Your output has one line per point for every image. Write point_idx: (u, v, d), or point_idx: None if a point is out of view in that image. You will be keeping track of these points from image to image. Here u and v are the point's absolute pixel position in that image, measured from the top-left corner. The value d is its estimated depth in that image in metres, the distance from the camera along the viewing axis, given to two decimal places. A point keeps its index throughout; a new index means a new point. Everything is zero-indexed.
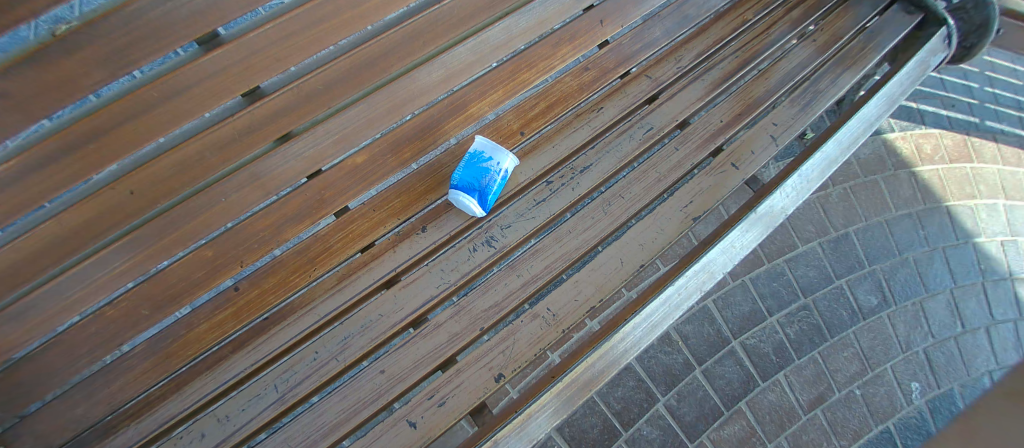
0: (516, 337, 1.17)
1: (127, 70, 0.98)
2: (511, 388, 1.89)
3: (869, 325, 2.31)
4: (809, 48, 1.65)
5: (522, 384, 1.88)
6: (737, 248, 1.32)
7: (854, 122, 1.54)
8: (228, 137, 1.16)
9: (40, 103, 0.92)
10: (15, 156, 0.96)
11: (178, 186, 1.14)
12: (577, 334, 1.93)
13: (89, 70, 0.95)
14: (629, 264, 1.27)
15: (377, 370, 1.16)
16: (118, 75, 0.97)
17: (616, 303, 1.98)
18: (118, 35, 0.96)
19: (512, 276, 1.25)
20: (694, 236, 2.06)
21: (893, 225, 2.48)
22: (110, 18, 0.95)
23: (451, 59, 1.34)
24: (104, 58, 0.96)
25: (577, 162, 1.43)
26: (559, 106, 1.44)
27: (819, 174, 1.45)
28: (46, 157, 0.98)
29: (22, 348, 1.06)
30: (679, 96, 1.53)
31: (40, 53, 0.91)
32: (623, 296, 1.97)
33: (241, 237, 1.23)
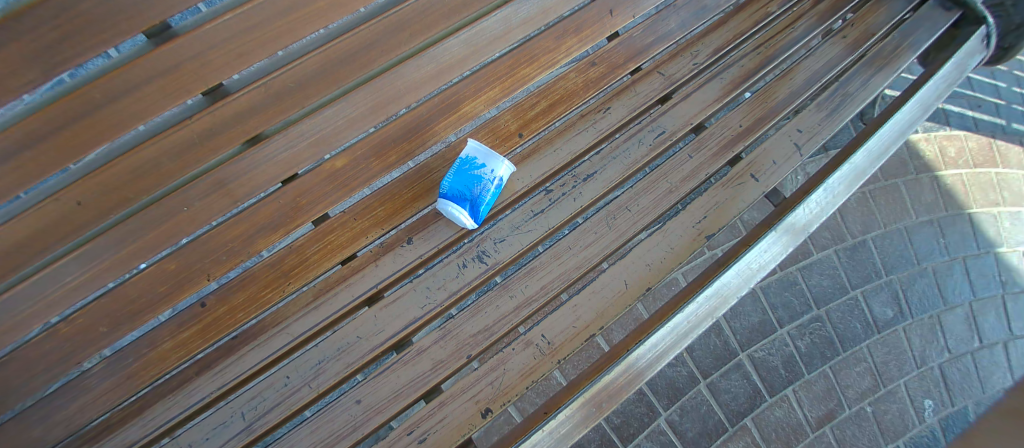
0: (506, 367, 1.06)
1: (65, 67, 0.86)
2: (514, 412, 1.80)
3: (883, 338, 2.20)
4: (837, 45, 1.50)
5: (526, 408, 1.80)
6: (754, 270, 1.20)
7: (886, 130, 1.39)
8: (188, 141, 1.04)
9: None
10: None
11: (133, 196, 1.03)
12: (585, 353, 1.85)
13: (17, 70, 0.83)
14: (634, 287, 1.15)
15: (353, 400, 1.06)
16: (53, 73, 0.85)
17: (626, 320, 1.90)
18: (49, 29, 0.84)
19: (504, 297, 1.13)
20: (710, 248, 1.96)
21: (914, 232, 2.35)
22: (37, 10, 0.83)
23: (442, 53, 1.20)
24: (34, 55, 0.84)
25: (580, 169, 1.30)
26: (562, 106, 1.31)
27: (846, 188, 1.31)
28: None
29: None
30: (694, 97, 1.39)
31: None
32: (639, 318, 1.90)
33: (208, 248, 1.12)
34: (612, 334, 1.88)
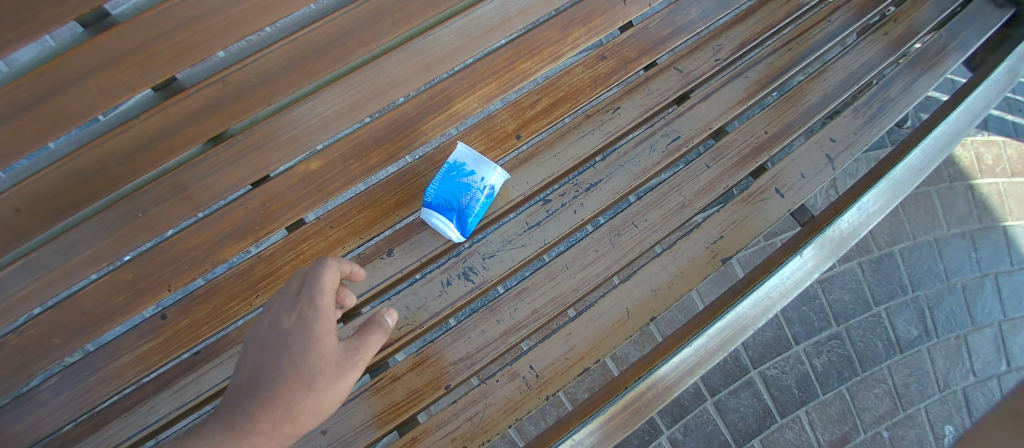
0: (488, 401, 0.96)
1: None
2: (517, 437, 1.67)
3: (905, 359, 2.05)
4: (879, 42, 1.33)
5: (529, 431, 1.68)
6: (772, 300, 1.05)
7: (929, 141, 1.23)
8: (138, 141, 0.94)
9: None
10: None
11: (80, 202, 0.93)
12: (592, 374, 1.72)
13: None
14: (636, 315, 1.03)
15: (318, 430, 0.96)
16: None
17: (639, 341, 1.77)
18: None
19: (490, 321, 1.02)
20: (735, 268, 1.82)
21: (945, 245, 2.17)
22: None
23: (429, 45, 1.07)
24: None
25: (583, 177, 1.17)
26: (565, 105, 1.17)
27: (882, 206, 1.15)
28: None
29: None
30: (715, 98, 1.24)
31: None
32: (653, 341, 1.75)
33: (169, 256, 1.03)
34: (624, 356, 1.75)
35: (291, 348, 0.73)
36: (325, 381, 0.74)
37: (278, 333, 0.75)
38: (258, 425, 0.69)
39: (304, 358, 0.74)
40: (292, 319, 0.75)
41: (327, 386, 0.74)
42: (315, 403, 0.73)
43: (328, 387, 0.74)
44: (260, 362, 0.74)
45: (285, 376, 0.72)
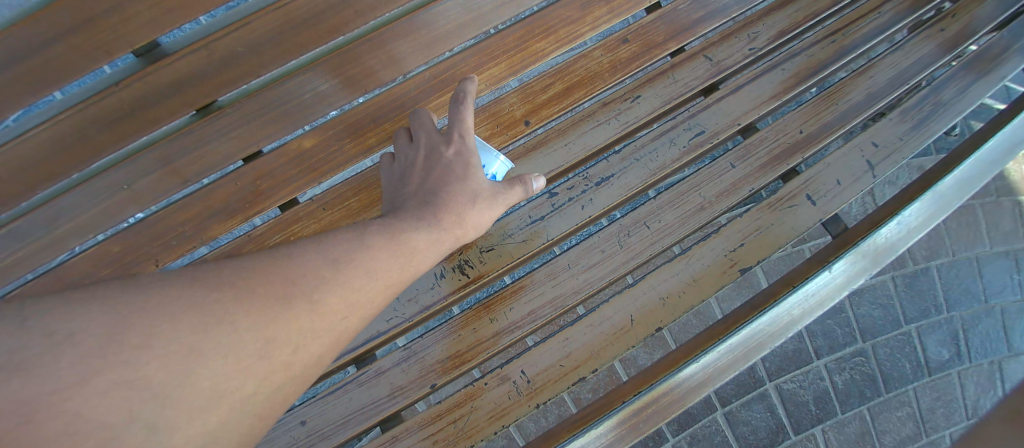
0: (474, 405, 0.90)
1: None
2: (516, 434, 1.63)
3: (933, 382, 1.92)
4: (936, 38, 1.19)
5: (530, 430, 1.63)
6: (793, 317, 0.96)
7: (984, 152, 1.09)
8: (120, 110, 0.89)
9: None
10: None
11: (62, 171, 0.89)
12: (598, 376, 1.65)
13: None
14: (640, 323, 0.95)
15: (298, 421, 0.92)
16: None
17: (650, 345, 1.69)
18: None
19: (483, 320, 0.96)
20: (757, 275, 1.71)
21: (987, 264, 2.01)
22: None
23: (434, 18, 0.99)
24: None
25: (593, 170, 1.08)
26: (580, 90, 1.07)
27: (926, 221, 1.03)
28: None
29: None
30: (747, 91, 1.12)
31: None
32: (665, 347, 1.67)
33: (156, 230, 0.99)
34: (634, 360, 1.67)
35: (439, 193, 0.83)
36: (464, 205, 0.83)
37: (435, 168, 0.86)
38: (379, 251, 0.69)
39: (452, 198, 0.83)
40: (449, 151, 0.87)
41: (463, 226, 0.83)
42: (450, 229, 0.80)
43: (482, 213, 0.85)
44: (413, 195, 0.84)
45: (443, 196, 0.83)
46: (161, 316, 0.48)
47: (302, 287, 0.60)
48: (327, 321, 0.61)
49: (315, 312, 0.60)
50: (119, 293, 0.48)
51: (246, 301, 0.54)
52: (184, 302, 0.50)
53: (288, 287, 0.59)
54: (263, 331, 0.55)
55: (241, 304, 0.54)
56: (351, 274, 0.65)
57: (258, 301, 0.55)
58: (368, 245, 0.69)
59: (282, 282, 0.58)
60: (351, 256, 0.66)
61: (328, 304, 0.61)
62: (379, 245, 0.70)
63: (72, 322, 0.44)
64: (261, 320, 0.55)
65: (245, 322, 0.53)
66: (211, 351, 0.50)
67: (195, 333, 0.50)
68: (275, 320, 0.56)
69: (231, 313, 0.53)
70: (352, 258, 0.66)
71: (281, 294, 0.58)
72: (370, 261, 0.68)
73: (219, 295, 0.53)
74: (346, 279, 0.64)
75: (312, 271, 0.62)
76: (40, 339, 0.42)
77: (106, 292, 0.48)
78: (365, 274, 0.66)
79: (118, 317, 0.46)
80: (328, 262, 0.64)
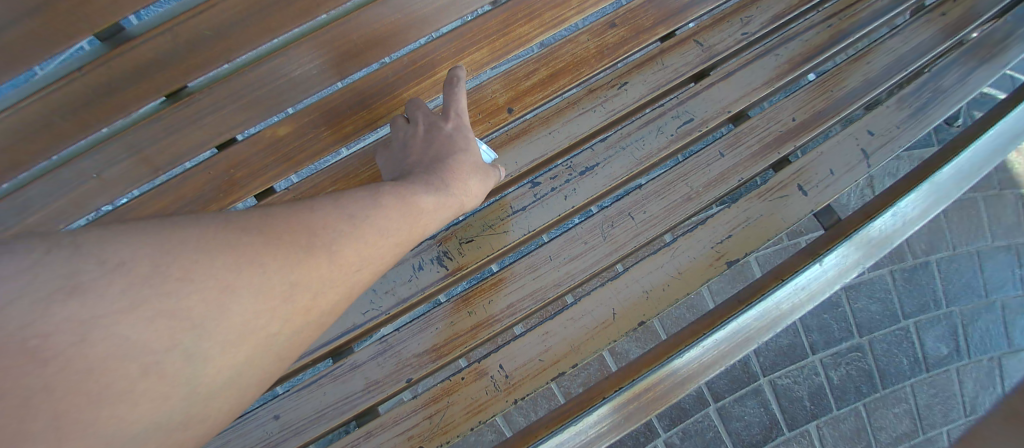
0: (450, 400, 0.87)
1: None
2: (505, 426, 1.61)
3: (930, 379, 1.89)
4: (937, 22, 1.14)
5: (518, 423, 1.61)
6: (781, 312, 0.93)
7: (982, 142, 1.06)
8: (84, 96, 0.86)
9: None
10: None
11: (26, 159, 0.86)
12: (588, 370, 1.63)
13: None
14: (622, 317, 0.92)
15: (271, 415, 0.90)
16: None
17: (640, 337, 1.66)
18: None
19: (461, 313, 0.93)
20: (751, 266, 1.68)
21: (988, 258, 1.97)
22: None
23: (412, 1, 0.95)
24: None
25: (578, 159, 1.04)
26: (565, 76, 1.04)
27: (923, 212, 1.00)
28: None
29: None
30: (738, 77, 1.09)
31: None
32: (656, 339, 1.64)
33: (127, 220, 0.96)
34: (625, 353, 1.65)
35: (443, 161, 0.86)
36: (466, 173, 0.87)
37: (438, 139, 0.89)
38: (388, 211, 0.67)
39: (457, 165, 0.86)
40: (449, 126, 0.91)
41: (466, 192, 0.86)
42: (459, 192, 0.84)
43: (483, 182, 0.90)
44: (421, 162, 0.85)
45: (448, 163, 0.86)
46: (201, 253, 0.46)
47: (323, 238, 0.57)
48: (343, 274, 0.59)
49: (333, 263, 0.57)
50: (152, 227, 0.45)
51: (273, 246, 0.52)
52: (216, 244, 0.47)
53: (309, 238, 0.56)
54: (289, 277, 0.52)
55: (270, 249, 0.51)
56: (364, 228, 0.62)
57: (285, 249, 0.52)
58: (379, 202, 0.67)
59: (303, 230, 0.55)
60: (364, 210, 0.64)
61: (343, 257, 0.58)
62: (391, 206, 0.68)
63: (121, 250, 0.42)
64: (290, 267, 0.52)
65: (271, 266, 0.51)
66: (242, 289, 0.48)
67: (230, 272, 0.47)
68: (298, 268, 0.53)
69: (261, 256, 0.50)
70: (367, 214, 0.64)
71: (303, 242, 0.55)
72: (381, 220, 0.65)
73: (249, 240, 0.50)
74: (360, 233, 0.61)
75: (329, 221, 0.59)
76: (93, 265, 0.39)
77: (144, 229, 0.45)
78: (378, 232, 0.64)
79: (163, 249, 0.44)
80: (345, 216, 0.61)
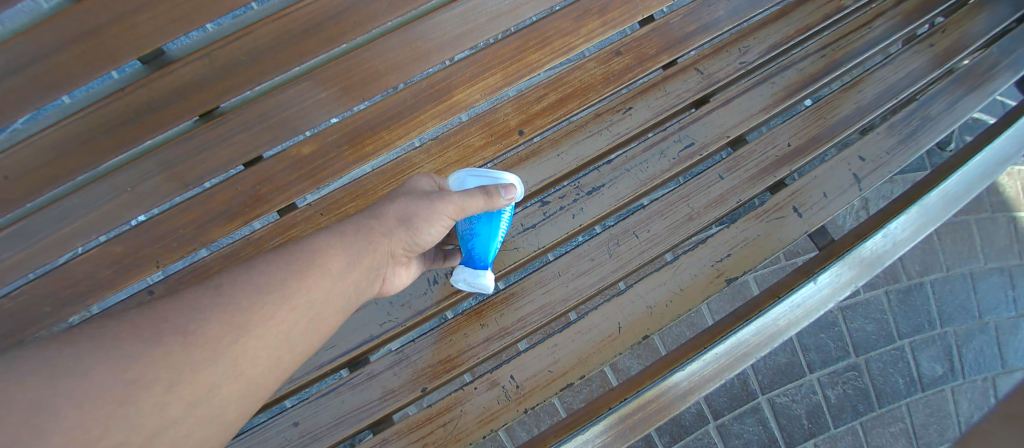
0: (463, 409, 0.91)
1: None
2: (508, 439, 1.63)
3: (926, 398, 1.93)
4: (923, 54, 1.21)
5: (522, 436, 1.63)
6: (780, 328, 0.97)
7: (970, 167, 1.11)
8: (124, 115, 0.92)
9: None
10: None
11: (66, 173, 0.92)
12: (591, 384, 1.66)
13: None
14: (628, 330, 0.96)
15: (291, 422, 0.94)
16: None
17: (640, 352, 1.70)
18: None
19: (474, 325, 0.97)
20: (750, 284, 1.73)
21: (980, 280, 2.02)
22: None
23: (432, 29, 1.02)
24: None
25: (585, 179, 1.10)
26: (573, 101, 1.10)
27: (912, 235, 1.05)
28: None
29: None
30: (736, 104, 1.15)
31: None
32: (656, 355, 1.67)
33: (158, 232, 1.01)
34: (627, 367, 1.68)
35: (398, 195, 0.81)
36: (421, 205, 0.77)
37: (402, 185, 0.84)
38: (352, 240, 0.70)
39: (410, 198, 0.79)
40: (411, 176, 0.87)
41: (426, 225, 0.78)
42: (417, 227, 0.77)
43: (440, 207, 0.77)
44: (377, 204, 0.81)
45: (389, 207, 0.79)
46: (171, 322, 0.50)
47: (288, 275, 0.60)
48: (319, 300, 0.63)
49: (304, 294, 0.61)
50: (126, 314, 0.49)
51: (235, 291, 0.56)
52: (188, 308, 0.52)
53: (267, 276, 0.59)
54: (264, 319, 0.56)
55: (236, 299, 0.55)
56: (327, 260, 0.65)
57: (263, 292, 0.57)
58: (342, 234, 0.70)
59: (264, 277, 0.59)
60: (325, 248, 0.66)
61: (311, 292, 0.62)
62: (354, 236, 0.71)
63: (102, 333, 0.46)
64: (273, 306, 0.57)
65: (238, 311, 0.54)
66: (231, 331, 0.53)
67: (203, 332, 0.51)
68: (270, 305, 0.57)
69: (230, 308, 0.54)
70: (331, 249, 0.67)
71: (266, 285, 0.58)
72: (347, 249, 0.68)
73: (211, 296, 0.54)
74: (324, 266, 0.64)
75: (287, 262, 0.62)
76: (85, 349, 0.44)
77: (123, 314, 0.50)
78: (341, 260, 0.67)
79: (134, 325, 0.48)
80: (304, 254, 0.64)
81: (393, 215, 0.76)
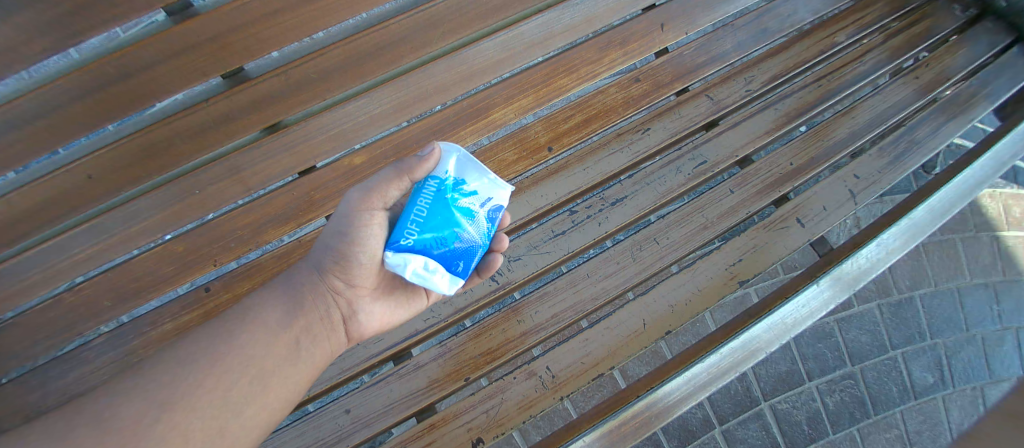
0: (504, 396, 1.02)
1: (75, 40, 0.84)
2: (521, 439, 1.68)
3: (919, 405, 2.03)
4: (908, 85, 1.35)
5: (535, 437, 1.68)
6: (787, 325, 1.08)
7: (953, 185, 1.24)
8: (201, 124, 1.02)
9: None
10: None
11: (145, 175, 1.01)
12: (602, 388, 1.72)
13: (28, 38, 0.82)
14: (651, 327, 1.07)
15: (342, 409, 1.03)
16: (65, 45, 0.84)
17: (645, 356, 1.77)
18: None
19: (511, 321, 1.08)
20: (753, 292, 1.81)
21: (966, 294, 2.14)
22: None
23: (475, 55, 1.14)
24: (47, 24, 0.83)
25: (609, 191, 1.21)
26: (597, 121, 1.22)
27: (903, 244, 1.17)
28: None
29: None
30: (743, 126, 1.28)
31: None
32: (661, 358, 1.75)
33: (217, 233, 1.09)
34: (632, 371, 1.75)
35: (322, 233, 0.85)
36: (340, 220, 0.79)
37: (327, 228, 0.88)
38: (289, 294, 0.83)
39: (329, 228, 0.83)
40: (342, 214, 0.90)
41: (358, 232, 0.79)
42: (340, 247, 0.80)
43: (354, 201, 0.77)
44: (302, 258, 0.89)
45: (336, 244, 0.80)
46: (113, 402, 0.61)
47: (230, 332, 0.74)
48: (263, 349, 0.75)
49: (245, 347, 0.73)
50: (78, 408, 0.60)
51: (191, 365, 0.68)
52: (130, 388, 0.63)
53: (212, 342, 0.72)
54: (209, 378, 0.68)
55: (180, 365, 0.68)
56: (263, 314, 0.78)
57: (196, 358, 0.69)
58: (276, 291, 0.83)
59: (204, 341, 0.72)
60: (258, 304, 0.79)
61: (243, 339, 0.74)
62: (290, 286, 0.84)
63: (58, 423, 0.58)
64: (209, 366, 0.69)
65: (188, 372, 0.67)
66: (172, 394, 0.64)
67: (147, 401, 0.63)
68: (213, 362, 0.70)
69: (175, 373, 0.67)
70: (268, 303, 0.80)
71: (208, 346, 0.71)
72: (285, 303, 0.82)
73: (161, 366, 0.67)
74: (257, 317, 0.77)
75: (226, 320, 0.75)
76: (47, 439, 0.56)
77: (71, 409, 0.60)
78: (278, 310, 0.81)
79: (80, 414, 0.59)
80: (241, 312, 0.77)
81: (317, 252, 0.84)
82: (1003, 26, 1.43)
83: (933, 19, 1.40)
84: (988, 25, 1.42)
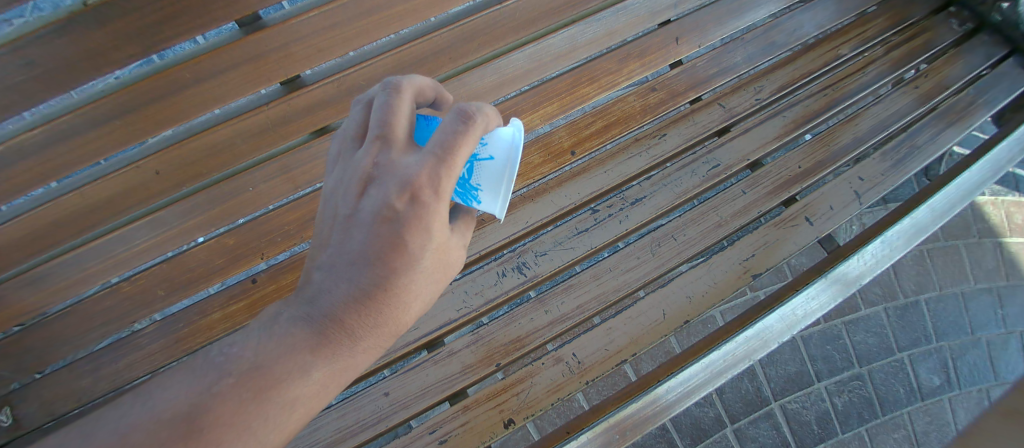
0: (534, 380, 1.12)
1: (158, 48, 0.99)
2: (534, 430, 1.73)
3: (926, 407, 2.08)
4: (909, 95, 1.43)
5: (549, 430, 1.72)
6: (798, 317, 1.17)
7: (952, 188, 1.31)
8: (260, 126, 1.12)
9: (68, 77, 0.94)
10: (69, 112, 1.00)
11: (206, 171, 1.11)
12: (613, 384, 1.78)
13: (120, 46, 0.96)
14: (671, 318, 1.18)
15: (381, 392, 1.10)
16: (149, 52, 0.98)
17: (655, 352, 1.82)
18: (151, 11, 0.96)
19: (539, 311, 1.16)
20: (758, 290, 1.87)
21: (971, 298, 2.19)
22: None
23: (506, 65, 1.23)
24: (136, 34, 0.97)
25: (629, 192, 1.30)
26: (617, 127, 1.29)
27: (906, 242, 1.25)
28: (69, 130, 1.00)
29: (47, 308, 1.07)
30: (753, 132, 1.36)
31: (68, 22, 0.92)
32: (670, 353, 1.81)
33: (266, 228, 1.15)
34: (641, 364, 1.81)
35: (399, 254, 0.56)
36: (444, 276, 0.62)
37: (387, 232, 0.56)
38: (347, 343, 0.59)
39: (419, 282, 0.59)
40: (405, 199, 0.55)
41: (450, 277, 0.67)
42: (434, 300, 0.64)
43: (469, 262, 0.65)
44: (346, 255, 0.58)
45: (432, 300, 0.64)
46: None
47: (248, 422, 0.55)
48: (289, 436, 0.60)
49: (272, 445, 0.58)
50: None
51: None
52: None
53: (223, 434, 0.54)
54: None
55: None
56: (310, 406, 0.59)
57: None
58: (319, 349, 0.59)
59: (213, 425, 0.54)
60: (299, 373, 0.58)
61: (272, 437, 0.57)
62: (352, 329, 0.58)
63: None
64: None
65: None
66: None
67: None
68: None
69: None
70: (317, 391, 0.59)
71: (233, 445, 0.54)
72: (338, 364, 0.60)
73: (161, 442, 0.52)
74: (293, 398, 0.57)
75: (248, 395, 0.56)
76: None
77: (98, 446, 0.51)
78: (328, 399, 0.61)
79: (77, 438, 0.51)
80: (283, 397, 0.57)
81: (398, 310, 0.59)
82: (999, 40, 1.51)
83: (932, 33, 1.49)
84: (984, 38, 1.51)
